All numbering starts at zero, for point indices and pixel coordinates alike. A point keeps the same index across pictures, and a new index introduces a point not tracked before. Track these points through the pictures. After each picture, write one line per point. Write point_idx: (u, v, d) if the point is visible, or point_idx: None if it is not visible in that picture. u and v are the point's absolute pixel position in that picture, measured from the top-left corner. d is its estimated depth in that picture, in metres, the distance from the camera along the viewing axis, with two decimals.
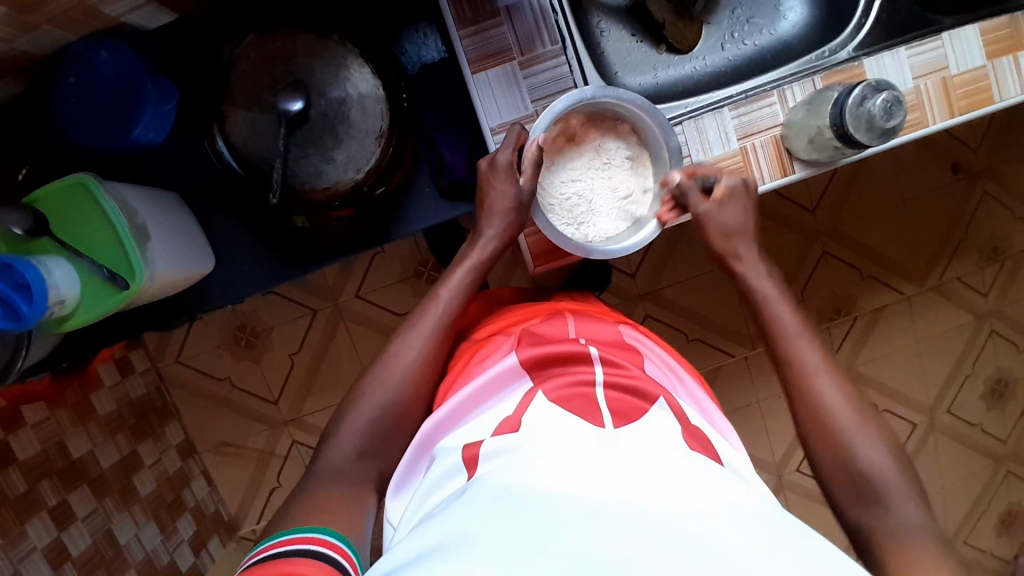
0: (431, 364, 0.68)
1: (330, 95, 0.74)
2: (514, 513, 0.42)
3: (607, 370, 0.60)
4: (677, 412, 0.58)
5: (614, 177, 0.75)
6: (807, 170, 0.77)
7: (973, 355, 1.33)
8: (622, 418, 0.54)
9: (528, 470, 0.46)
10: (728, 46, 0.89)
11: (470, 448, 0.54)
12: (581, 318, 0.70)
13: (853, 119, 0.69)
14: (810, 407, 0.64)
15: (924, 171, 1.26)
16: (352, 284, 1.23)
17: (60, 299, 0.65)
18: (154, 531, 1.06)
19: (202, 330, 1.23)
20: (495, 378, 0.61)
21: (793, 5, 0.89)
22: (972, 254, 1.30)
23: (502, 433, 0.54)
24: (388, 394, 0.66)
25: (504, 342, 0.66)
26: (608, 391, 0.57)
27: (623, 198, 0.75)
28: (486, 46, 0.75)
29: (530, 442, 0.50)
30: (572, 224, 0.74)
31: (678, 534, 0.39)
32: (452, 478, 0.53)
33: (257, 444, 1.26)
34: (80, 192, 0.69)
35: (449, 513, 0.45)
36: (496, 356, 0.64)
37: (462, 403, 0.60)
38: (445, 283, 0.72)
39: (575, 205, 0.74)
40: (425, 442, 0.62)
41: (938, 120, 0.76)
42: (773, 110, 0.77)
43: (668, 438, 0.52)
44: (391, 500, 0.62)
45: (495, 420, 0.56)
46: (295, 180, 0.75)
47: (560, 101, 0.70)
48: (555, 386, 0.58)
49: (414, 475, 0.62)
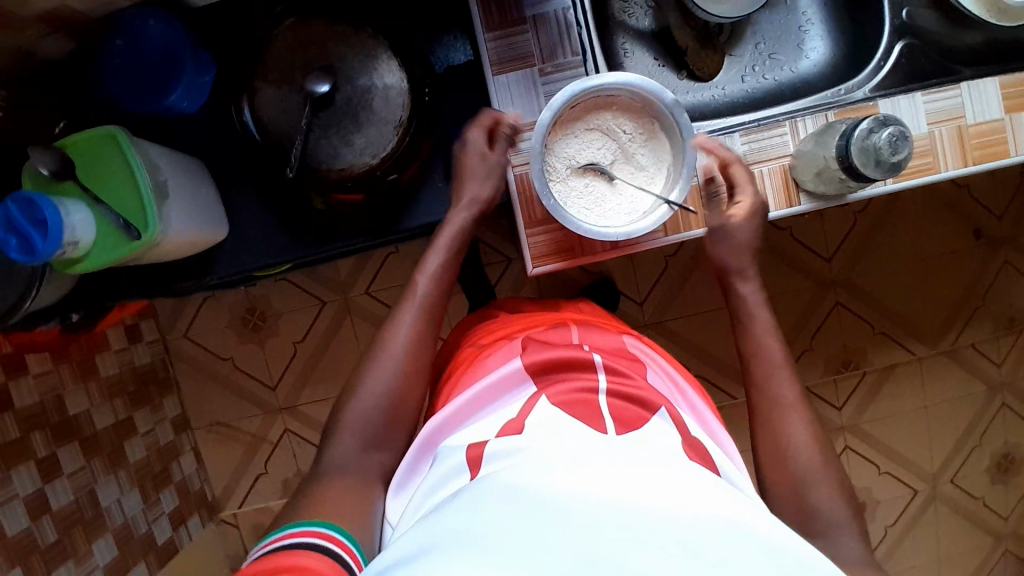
0: (417, 359, 0.70)
1: (357, 83, 0.77)
2: (524, 510, 0.42)
3: (611, 379, 0.61)
4: (678, 423, 0.59)
5: (631, 153, 0.75)
6: (812, 203, 0.78)
7: (982, 426, 1.29)
8: (624, 425, 0.56)
9: (529, 472, 0.46)
10: (748, 78, 0.90)
11: (474, 449, 0.55)
12: (585, 327, 0.71)
13: (859, 152, 0.70)
14: (773, 434, 0.67)
15: (945, 231, 1.25)
16: (363, 279, 1.25)
17: (73, 241, 0.68)
18: (136, 499, 1.07)
19: (212, 310, 1.26)
20: (500, 382, 0.62)
21: (815, 44, 0.90)
22: (987, 322, 1.27)
23: (507, 433, 0.55)
24: (378, 398, 0.68)
25: (508, 346, 0.68)
26: (610, 397, 0.58)
27: (635, 168, 0.75)
28: (510, 50, 0.78)
29: (533, 450, 0.51)
30: (599, 209, 0.74)
31: (637, 518, 0.41)
32: (454, 479, 0.54)
33: (249, 427, 1.27)
34: (109, 144, 0.72)
35: (455, 511, 0.46)
36: (498, 361, 0.65)
37: (482, 393, 0.62)
38: (421, 272, 0.75)
39: (596, 190, 0.75)
40: (426, 444, 0.63)
41: (950, 167, 0.77)
42: (783, 140, 0.78)
43: (668, 446, 0.54)
44: (392, 498, 0.64)
45: (500, 422, 0.58)
46: (313, 157, 0.78)
47: (544, 111, 0.71)
48: (557, 392, 0.59)
49: (417, 472, 0.63)
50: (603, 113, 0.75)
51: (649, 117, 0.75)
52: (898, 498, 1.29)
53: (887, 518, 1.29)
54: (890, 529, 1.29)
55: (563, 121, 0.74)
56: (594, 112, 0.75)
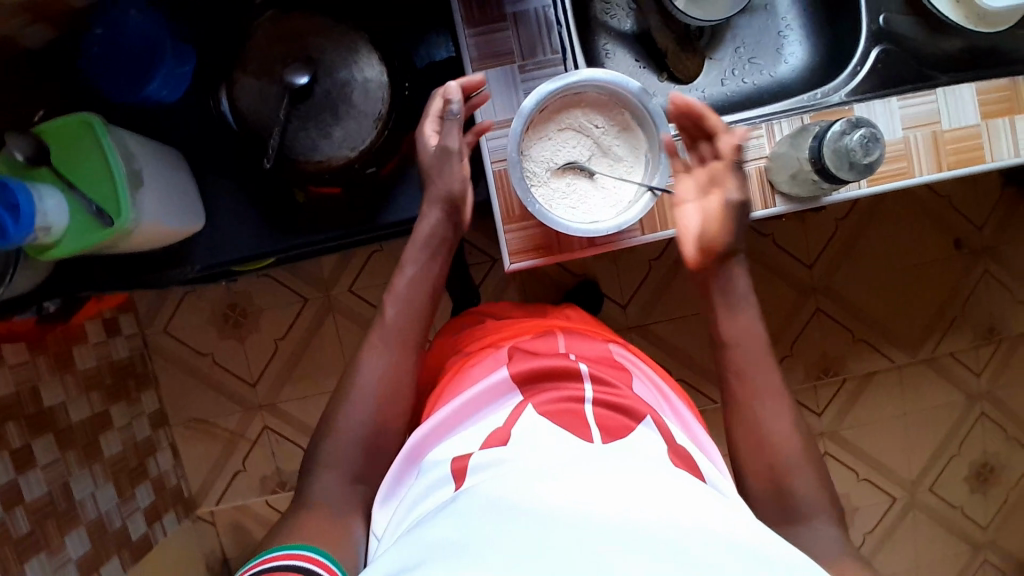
0: (401, 374, 0.70)
1: (336, 75, 0.78)
2: (514, 523, 0.43)
3: (597, 389, 0.61)
4: (663, 431, 0.59)
5: (607, 145, 0.76)
6: (788, 205, 0.78)
7: (961, 434, 1.30)
8: (609, 434, 0.56)
9: (517, 484, 0.46)
10: (727, 82, 0.91)
11: (460, 460, 0.55)
12: (571, 335, 0.72)
13: (832, 155, 0.71)
14: (749, 430, 0.66)
15: (926, 240, 1.26)
16: (346, 277, 1.25)
17: (44, 226, 0.68)
18: (111, 494, 1.06)
19: (193, 305, 1.25)
20: (485, 392, 0.62)
21: (794, 49, 0.92)
22: (967, 332, 1.28)
23: (492, 444, 0.55)
24: (364, 414, 0.68)
25: (494, 357, 0.68)
26: (596, 407, 0.58)
27: (613, 160, 0.76)
28: (490, 47, 0.78)
29: (518, 460, 0.51)
30: (585, 207, 0.75)
31: (626, 529, 0.41)
32: (441, 488, 0.55)
33: (228, 423, 1.27)
34: (85, 131, 0.72)
35: (446, 521, 0.46)
36: (484, 372, 0.66)
37: (471, 399, 0.62)
38: (402, 285, 0.75)
39: (580, 188, 0.75)
40: (411, 454, 0.63)
41: (924, 171, 0.77)
42: (759, 143, 0.78)
43: (651, 454, 0.54)
44: (378, 509, 0.63)
45: (486, 432, 0.58)
46: (291, 149, 0.78)
47: (517, 119, 0.71)
48: (542, 402, 0.59)
49: (402, 482, 0.63)
50: (575, 110, 0.75)
51: (619, 108, 0.76)
52: (876, 505, 1.29)
53: (866, 525, 1.29)
54: (868, 536, 1.29)
55: (536, 122, 0.75)
56: (566, 110, 0.75)
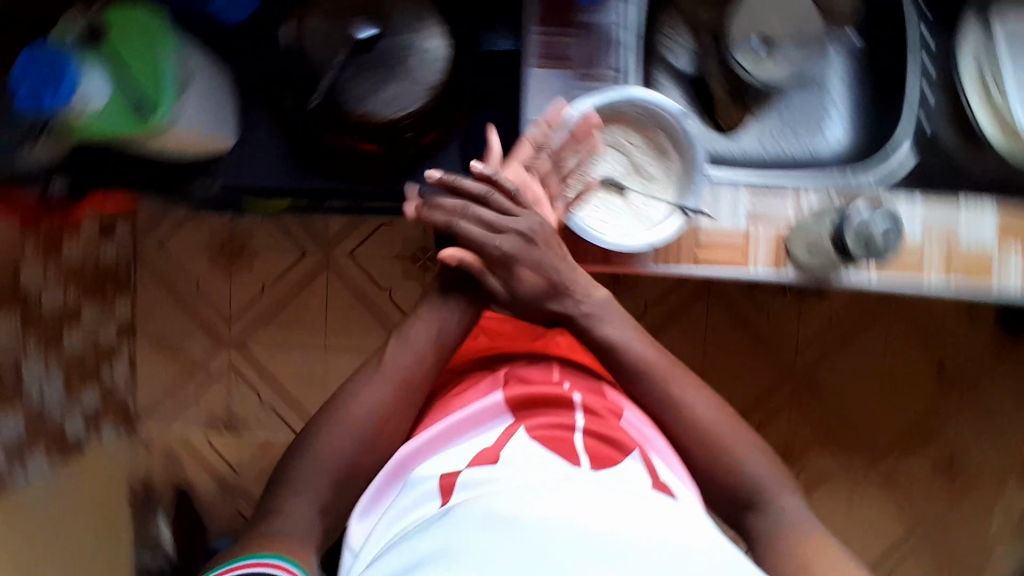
0: (391, 405, 0.73)
1: (399, 38, 0.80)
2: (513, 530, 0.47)
3: (585, 421, 0.67)
4: (648, 465, 0.64)
5: (641, 164, 0.80)
6: (799, 275, 0.79)
7: (897, 555, 1.30)
8: (597, 462, 0.61)
9: (511, 499, 0.52)
10: (768, 143, 0.92)
11: (447, 478, 0.61)
12: (568, 367, 0.76)
13: (852, 234, 0.76)
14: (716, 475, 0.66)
15: (910, 355, 1.28)
16: (350, 241, 1.25)
17: (86, 99, 0.69)
18: (58, 386, 1.07)
19: (193, 227, 1.24)
20: (478, 414, 0.68)
21: (836, 129, 0.94)
22: (928, 457, 1.29)
23: (481, 463, 0.61)
24: (348, 441, 0.71)
25: (489, 382, 0.73)
26: (585, 438, 0.64)
27: (646, 179, 0.80)
28: (555, 47, 0.80)
29: (506, 481, 0.57)
30: (617, 221, 0.78)
31: (626, 538, 0.46)
32: (427, 502, 0.60)
33: (194, 354, 1.25)
34: (142, 22, 0.74)
35: (441, 532, 0.50)
36: (477, 396, 0.71)
37: (463, 421, 0.68)
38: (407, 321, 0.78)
39: (611, 203, 0.80)
40: (398, 468, 0.68)
41: (933, 276, 0.79)
42: (785, 207, 0.80)
43: (632, 481, 0.59)
44: (358, 522, 0.67)
45: (478, 449, 0.64)
46: (340, 93, 0.80)
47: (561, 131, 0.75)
48: (534, 427, 0.65)
49: (384, 495, 0.68)
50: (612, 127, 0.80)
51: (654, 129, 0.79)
52: None
53: None
54: None
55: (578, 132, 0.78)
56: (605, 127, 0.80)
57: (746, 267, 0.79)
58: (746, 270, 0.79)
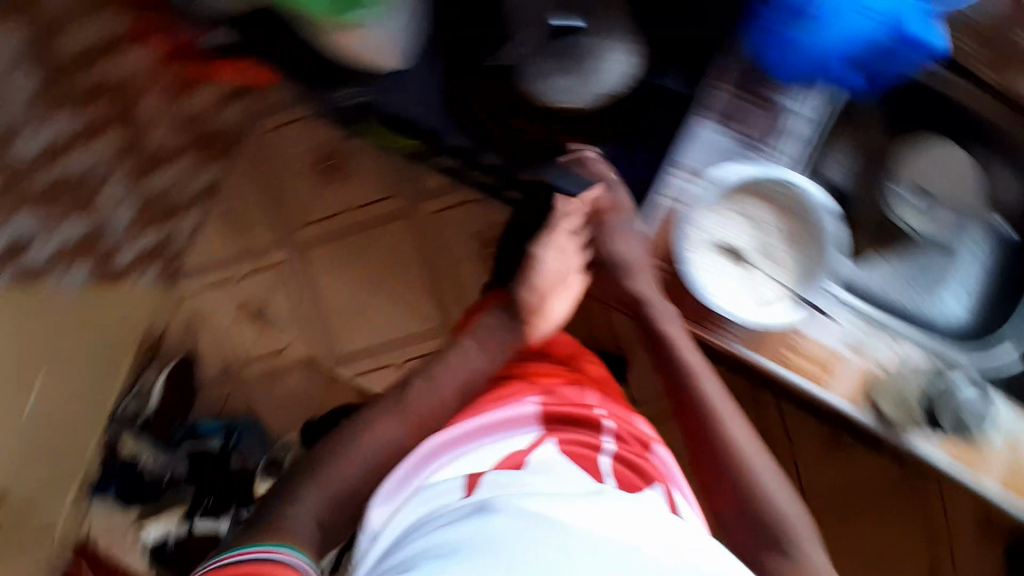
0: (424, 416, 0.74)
1: (600, 41, 0.79)
2: (546, 530, 0.50)
3: (610, 445, 0.69)
4: (668, 496, 0.66)
5: (773, 248, 0.80)
6: (870, 419, 0.77)
7: None
8: (621, 483, 0.63)
9: (541, 503, 0.54)
10: (894, 288, 0.85)
11: (473, 477, 0.62)
12: (602, 396, 0.79)
13: (946, 396, 0.77)
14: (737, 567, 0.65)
15: (909, 548, 1.24)
16: (440, 203, 1.25)
17: None
18: (127, 212, 1.08)
19: (308, 126, 1.25)
20: (509, 418, 0.70)
21: (957, 303, 0.87)
22: None
23: (507, 465, 0.63)
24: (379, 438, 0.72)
25: (524, 390, 0.75)
26: (609, 459, 0.67)
27: (773, 263, 0.80)
28: (735, 110, 0.80)
29: (531, 480, 0.59)
30: (731, 292, 0.79)
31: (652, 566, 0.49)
32: (451, 492, 0.61)
33: (254, 240, 1.26)
34: None
35: (475, 524, 0.53)
36: (510, 400, 0.73)
37: (493, 422, 0.70)
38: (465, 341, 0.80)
39: (731, 273, 0.80)
40: (425, 456, 0.69)
41: (989, 479, 0.76)
42: (882, 350, 0.79)
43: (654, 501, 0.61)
44: (378, 507, 0.67)
45: (506, 451, 0.66)
46: (523, 70, 0.80)
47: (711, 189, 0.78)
48: (562, 441, 0.68)
49: (407, 485, 0.68)
50: (760, 202, 0.79)
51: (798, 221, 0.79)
52: None
53: None
54: None
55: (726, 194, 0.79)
56: (754, 199, 0.79)
57: (825, 389, 0.77)
58: (822, 391, 0.77)
